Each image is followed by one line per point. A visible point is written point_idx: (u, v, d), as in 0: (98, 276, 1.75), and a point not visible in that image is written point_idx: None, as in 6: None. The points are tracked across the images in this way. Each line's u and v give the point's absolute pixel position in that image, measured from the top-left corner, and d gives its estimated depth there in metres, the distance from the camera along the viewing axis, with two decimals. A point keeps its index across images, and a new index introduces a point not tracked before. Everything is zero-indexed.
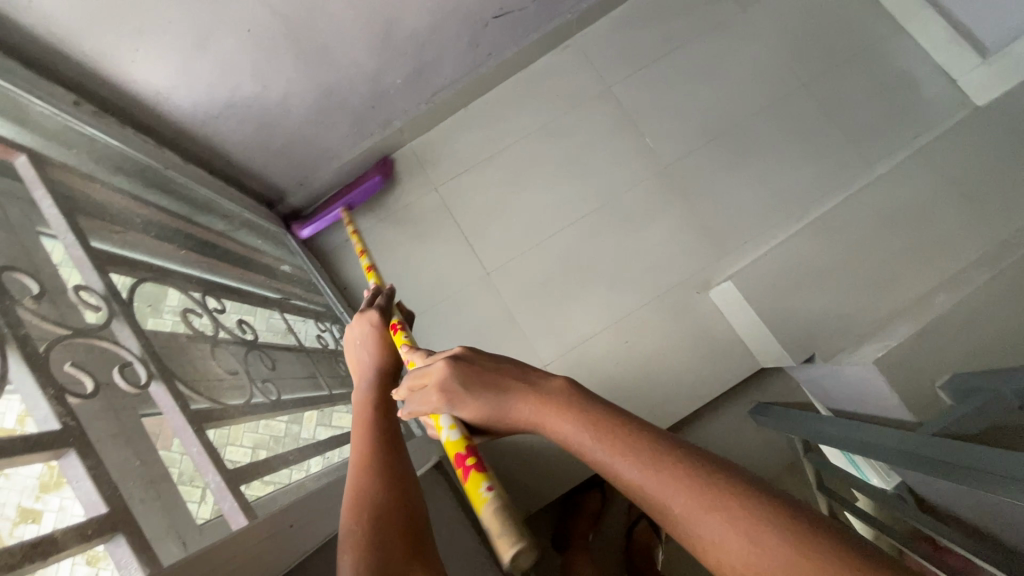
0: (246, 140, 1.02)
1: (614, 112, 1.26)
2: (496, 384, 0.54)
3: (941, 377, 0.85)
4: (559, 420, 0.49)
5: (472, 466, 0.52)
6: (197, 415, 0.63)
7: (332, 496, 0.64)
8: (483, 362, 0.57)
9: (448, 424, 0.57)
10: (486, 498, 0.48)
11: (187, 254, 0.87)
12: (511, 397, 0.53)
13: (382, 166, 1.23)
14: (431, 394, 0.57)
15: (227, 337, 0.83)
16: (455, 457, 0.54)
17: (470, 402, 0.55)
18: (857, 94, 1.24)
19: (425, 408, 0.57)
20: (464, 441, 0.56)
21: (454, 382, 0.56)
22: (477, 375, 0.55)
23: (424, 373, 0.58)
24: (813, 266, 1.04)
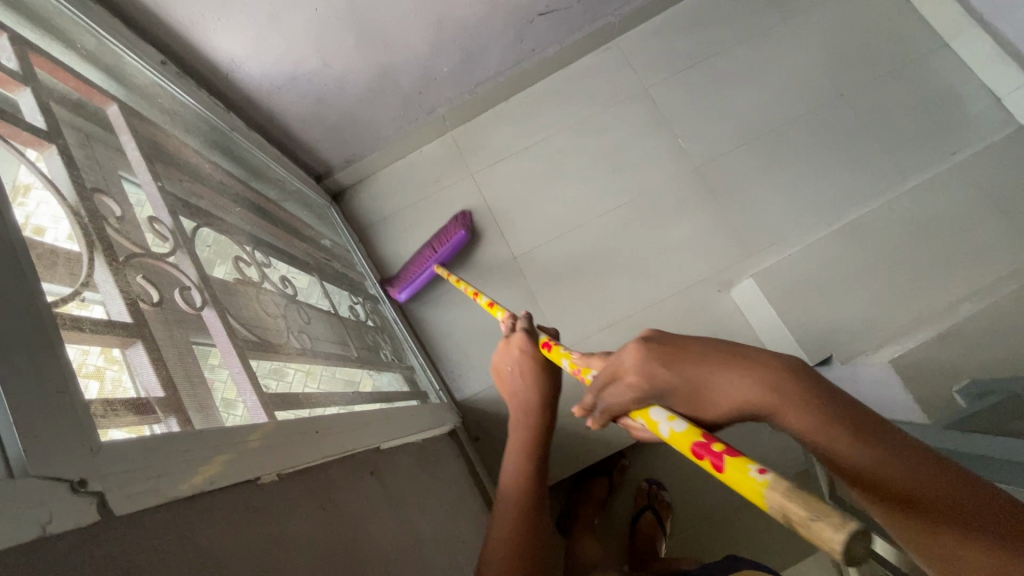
0: (303, 114, 1.10)
1: (650, 112, 1.30)
2: (716, 366, 0.52)
3: (958, 382, 0.85)
4: (790, 408, 0.47)
5: (724, 450, 0.43)
6: (241, 341, 0.70)
7: (358, 422, 0.66)
8: (680, 342, 0.55)
9: (665, 417, 0.51)
10: (764, 481, 0.37)
11: (242, 212, 0.95)
12: (737, 379, 0.50)
13: (464, 220, 1.25)
14: (630, 380, 0.56)
15: (271, 289, 0.91)
16: (694, 447, 0.46)
17: (675, 384, 0.53)
18: (896, 107, 1.24)
19: (625, 399, 0.56)
20: (696, 429, 0.48)
21: (653, 363, 0.55)
22: (678, 356, 0.54)
23: (620, 363, 0.58)
24: (838, 268, 1.05)
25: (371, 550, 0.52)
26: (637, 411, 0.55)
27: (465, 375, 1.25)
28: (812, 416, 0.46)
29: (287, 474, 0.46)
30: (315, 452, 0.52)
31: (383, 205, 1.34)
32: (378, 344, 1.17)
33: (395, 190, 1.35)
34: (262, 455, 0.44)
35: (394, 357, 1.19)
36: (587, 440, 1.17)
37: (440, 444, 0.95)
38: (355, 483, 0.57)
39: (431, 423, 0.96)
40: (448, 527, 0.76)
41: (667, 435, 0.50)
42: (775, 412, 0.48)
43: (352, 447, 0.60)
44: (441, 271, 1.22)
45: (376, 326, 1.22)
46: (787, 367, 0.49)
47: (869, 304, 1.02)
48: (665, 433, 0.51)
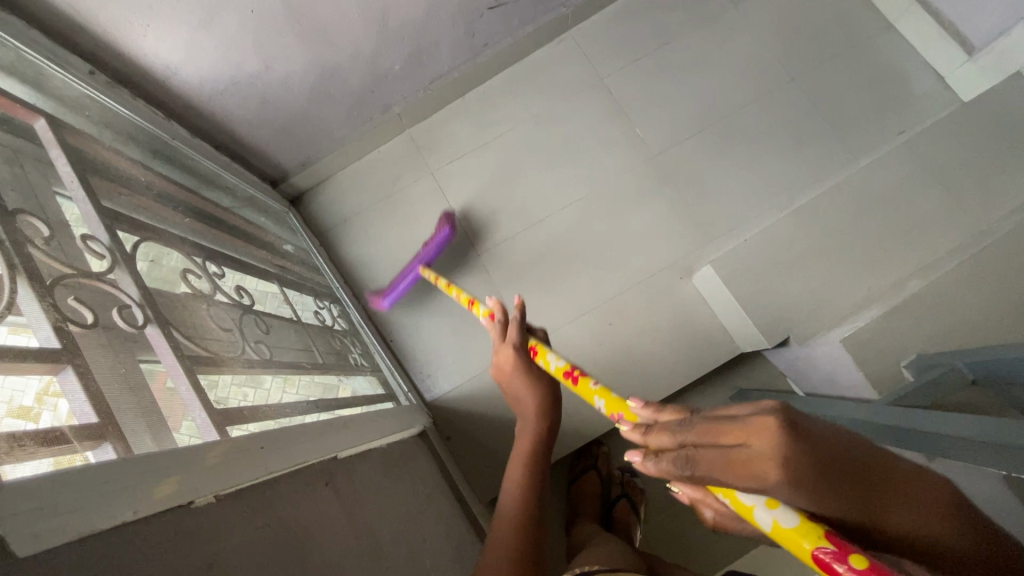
0: (251, 117, 1.08)
1: (607, 103, 1.30)
2: (878, 490, 0.35)
3: (905, 356, 0.88)
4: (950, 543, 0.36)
5: (870, 572, 0.34)
6: (189, 357, 0.68)
7: (308, 433, 0.65)
8: (828, 432, 0.36)
9: (764, 503, 0.39)
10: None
11: (190, 222, 0.92)
12: (897, 511, 0.35)
13: (448, 219, 1.22)
14: (749, 466, 0.37)
15: (224, 300, 0.89)
16: (817, 556, 0.36)
17: (828, 504, 0.36)
18: (845, 89, 1.26)
19: (730, 478, 0.39)
20: (816, 529, 0.37)
21: (801, 459, 0.35)
22: (831, 455, 0.35)
23: (737, 431, 0.38)
24: (792, 251, 1.07)
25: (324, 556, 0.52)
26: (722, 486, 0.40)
27: (434, 375, 1.24)
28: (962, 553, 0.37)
29: (226, 494, 0.46)
30: (258, 468, 0.51)
31: (342, 207, 1.32)
32: (346, 349, 1.15)
33: (353, 191, 1.32)
34: (194, 478, 0.43)
35: (362, 359, 1.17)
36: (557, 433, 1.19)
37: (407, 448, 0.95)
38: (307, 493, 0.57)
39: (397, 426, 0.95)
40: (414, 529, 0.76)
41: (767, 526, 0.39)
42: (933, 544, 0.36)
43: (302, 460, 0.59)
44: (425, 270, 1.16)
45: (344, 329, 1.20)
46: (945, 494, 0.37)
47: (822, 284, 1.05)
48: (765, 523, 0.39)
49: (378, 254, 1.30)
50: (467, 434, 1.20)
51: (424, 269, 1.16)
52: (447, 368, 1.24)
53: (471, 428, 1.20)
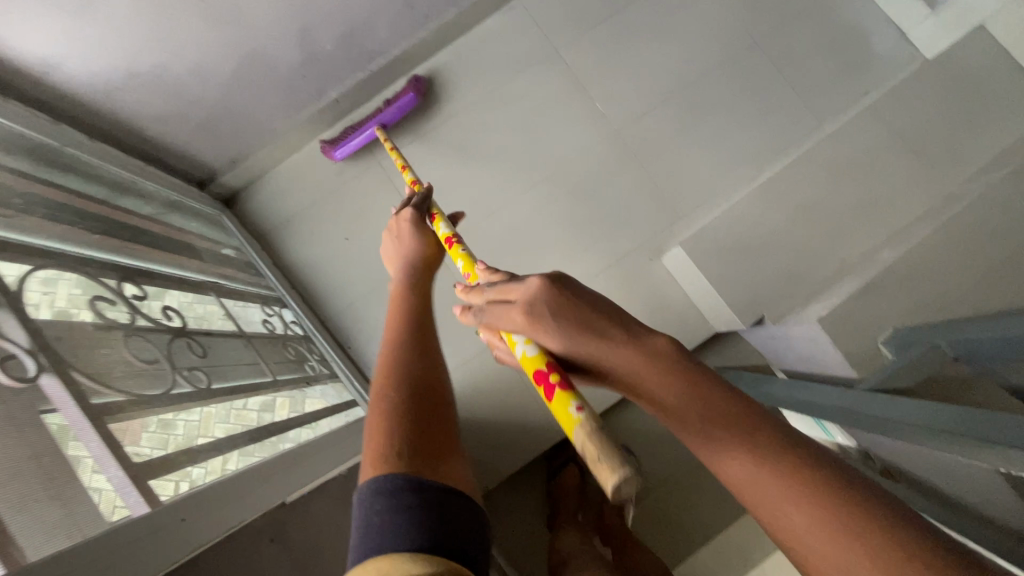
0: (161, 114, 0.95)
1: (564, 77, 1.21)
2: (590, 322, 0.49)
3: (882, 332, 0.86)
4: (645, 366, 0.46)
5: (557, 383, 0.47)
6: (98, 407, 0.58)
7: (251, 479, 0.57)
8: (574, 292, 0.51)
9: (520, 338, 0.52)
10: (578, 418, 0.43)
11: (101, 239, 0.80)
12: (600, 339, 0.49)
13: (415, 83, 1.17)
14: (509, 314, 0.52)
15: (147, 326, 0.78)
16: (536, 376, 0.50)
17: (549, 336, 0.50)
18: (809, 50, 1.21)
19: (502, 322, 0.53)
20: (541, 356, 0.51)
21: (542, 304, 0.50)
22: (561, 304, 0.50)
23: (512, 289, 0.52)
24: (763, 226, 1.02)
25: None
26: (501, 331, 0.54)
27: None
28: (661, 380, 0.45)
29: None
30: (184, 544, 0.45)
31: (282, 205, 1.20)
32: (300, 358, 1.07)
33: (294, 186, 1.20)
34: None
35: (319, 367, 1.10)
36: (531, 431, 1.13)
37: None
38: (249, 556, 0.52)
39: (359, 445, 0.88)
40: None
41: (520, 357, 0.52)
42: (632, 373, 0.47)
43: (242, 516, 0.52)
44: (379, 131, 1.12)
45: (298, 336, 1.12)
46: (650, 340, 0.48)
47: (795, 259, 1.01)
48: (518, 355, 0.52)
49: (326, 255, 1.19)
50: None
51: (378, 129, 1.12)
52: None
53: None
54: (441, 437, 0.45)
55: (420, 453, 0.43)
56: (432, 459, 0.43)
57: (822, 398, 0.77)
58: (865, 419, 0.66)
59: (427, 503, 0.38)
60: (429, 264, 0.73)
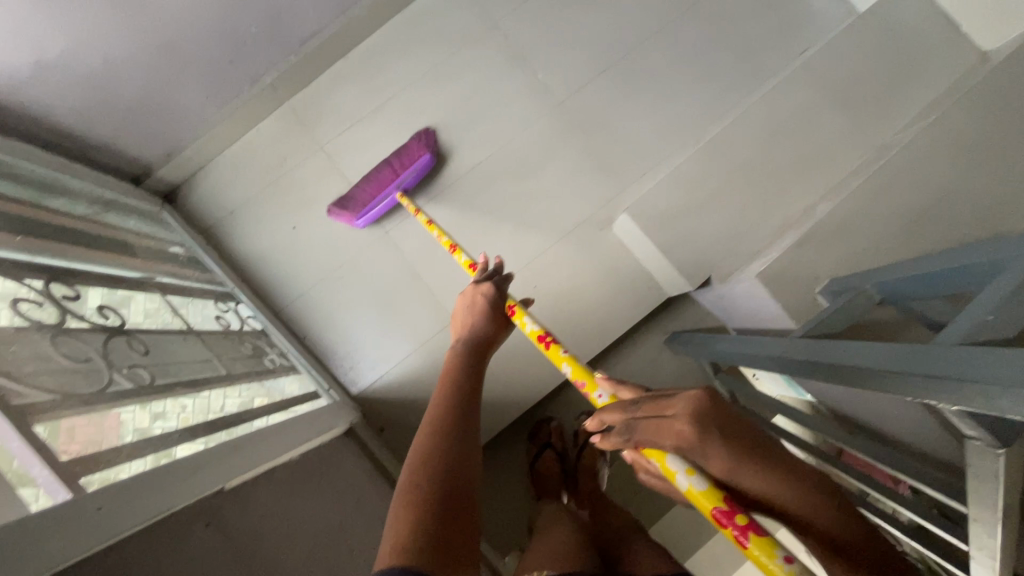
0: (81, 107, 0.91)
1: (504, 51, 1.20)
2: (761, 456, 0.46)
3: (818, 283, 0.88)
4: (816, 509, 0.45)
5: (747, 525, 0.45)
6: (18, 407, 0.57)
7: (181, 468, 0.57)
8: (740, 419, 0.48)
9: (684, 469, 0.49)
10: (790, 573, 0.43)
11: (25, 241, 0.77)
12: (774, 479, 0.46)
13: (427, 140, 1.14)
14: (671, 430, 0.49)
15: (80, 326, 0.76)
16: (715, 513, 0.47)
17: (716, 464, 0.47)
18: (746, 10, 1.21)
19: (658, 439, 0.50)
20: (714, 491, 0.48)
21: (714, 423, 0.47)
22: (732, 429, 0.47)
23: (669, 402, 0.50)
24: (705, 188, 1.04)
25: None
26: (652, 450, 0.51)
27: (357, 366, 1.15)
28: (829, 524, 0.45)
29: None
30: (107, 528, 0.45)
31: (225, 197, 1.17)
32: (255, 352, 1.05)
33: (236, 178, 1.17)
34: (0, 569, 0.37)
35: (279, 360, 1.09)
36: (493, 408, 1.14)
37: (326, 452, 0.88)
38: (184, 537, 0.52)
39: (313, 432, 0.88)
40: (335, 541, 0.71)
41: (683, 487, 0.49)
42: (802, 516, 0.46)
43: (169, 503, 0.52)
44: (402, 199, 1.10)
45: (253, 331, 1.10)
46: (821, 481, 0.46)
47: (738, 219, 1.03)
48: (682, 485, 0.49)
49: (275, 246, 1.17)
50: (401, 423, 1.13)
51: (401, 197, 1.11)
52: (369, 358, 1.15)
53: (405, 416, 1.14)
54: (459, 538, 0.49)
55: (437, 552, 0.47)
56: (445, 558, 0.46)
57: (768, 348, 0.77)
58: (793, 360, 0.69)
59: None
60: (487, 347, 0.78)
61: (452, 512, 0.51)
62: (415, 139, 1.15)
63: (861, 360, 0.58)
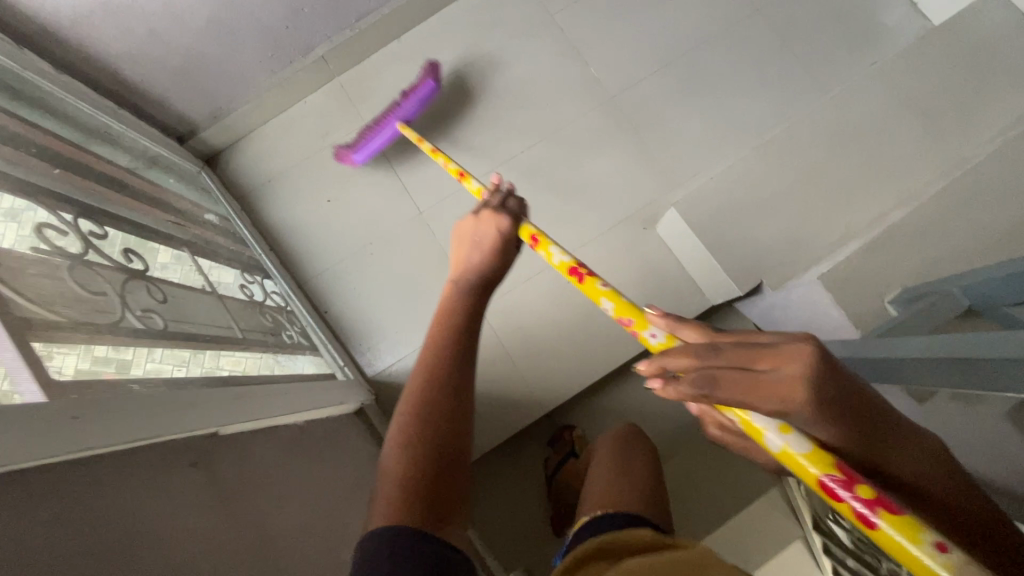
0: (135, 52, 0.92)
1: (558, 43, 1.17)
2: (875, 422, 0.38)
3: (889, 292, 0.79)
4: (926, 477, 0.39)
5: (875, 498, 0.35)
6: (20, 315, 0.54)
7: (174, 404, 0.52)
8: (852, 380, 0.38)
9: (778, 429, 0.39)
10: (946, 563, 0.31)
11: (64, 175, 0.77)
12: (882, 443, 0.38)
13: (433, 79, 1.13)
14: (774, 389, 0.37)
15: (102, 264, 0.74)
16: (826, 482, 0.37)
17: (828, 433, 0.38)
18: (815, 18, 1.15)
19: (748, 397, 0.38)
20: (826, 457, 0.37)
21: (832, 387, 0.37)
22: (848, 393, 0.37)
23: (766, 352, 0.38)
24: (762, 189, 0.97)
25: (169, 565, 0.41)
26: (734, 407, 0.40)
27: (375, 347, 1.10)
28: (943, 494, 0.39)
29: (10, 479, 0.35)
30: (74, 443, 0.39)
31: (264, 165, 1.17)
32: (276, 326, 1.00)
33: (278, 147, 1.17)
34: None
35: (299, 338, 1.04)
36: (513, 405, 1.06)
37: (333, 425, 0.82)
38: (160, 474, 0.46)
39: (324, 405, 0.82)
40: (332, 518, 0.65)
41: (777, 451, 0.39)
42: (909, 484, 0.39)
43: (151, 435, 0.46)
44: (404, 129, 1.08)
45: (277, 306, 1.06)
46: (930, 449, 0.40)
47: (796, 223, 0.95)
48: (775, 449, 0.39)
49: (307, 218, 1.15)
50: None
51: (403, 127, 1.08)
52: (390, 341, 1.10)
53: None
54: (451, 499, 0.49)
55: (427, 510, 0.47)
56: (434, 515, 0.47)
57: (832, 353, 0.68)
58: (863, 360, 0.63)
59: (418, 554, 0.42)
60: (493, 283, 0.67)
61: (442, 474, 0.50)
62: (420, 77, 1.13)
63: (932, 359, 0.54)
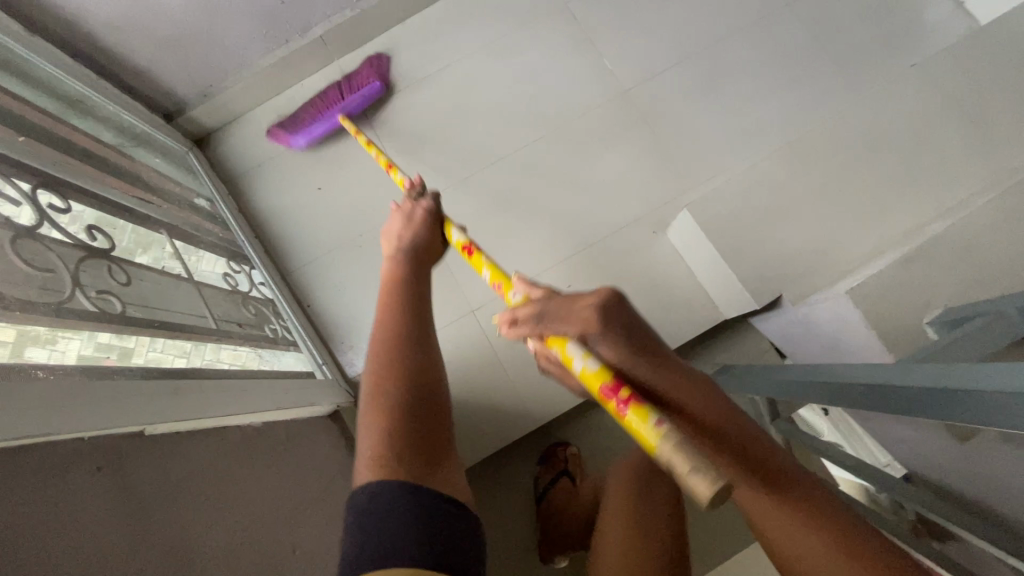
0: (118, 19, 0.87)
1: (570, 32, 1.10)
2: (651, 350, 0.47)
3: (927, 312, 0.70)
4: (701, 404, 0.45)
5: (630, 398, 0.39)
6: None
7: (88, 396, 0.45)
8: (635, 319, 0.48)
9: (580, 352, 0.46)
10: (659, 433, 0.35)
11: (31, 144, 0.71)
12: (654, 368, 0.46)
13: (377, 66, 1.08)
14: (575, 314, 0.47)
15: (62, 241, 0.67)
16: (603, 391, 0.42)
17: (608, 350, 0.47)
18: (851, 15, 1.06)
19: (561, 322, 0.48)
20: (606, 371, 0.44)
21: (615, 315, 0.47)
22: (627, 321, 0.48)
23: (579, 296, 0.49)
24: (784, 194, 0.88)
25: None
26: (554, 339, 0.48)
27: (359, 346, 1.03)
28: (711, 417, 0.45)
29: None
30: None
31: (255, 149, 1.11)
32: (259, 318, 0.94)
33: (270, 130, 1.11)
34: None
35: (282, 332, 0.97)
36: (502, 417, 0.98)
37: (298, 428, 0.75)
38: (51, 479, 0.39)
39: (293, 403, 0.76)
40: (275, 534, 0.58)
41: (579, 373, 0.45)
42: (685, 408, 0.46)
43: (46, 429, 0.40)
44: (344, 120, 1.04)
45: (263, 299, 0.99)
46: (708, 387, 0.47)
47: (821, 233, 0.86)
48: (578, 370, 0.45)
49: (296, 205, 1.09)
50: None
51: (343, 118, 1.04)
52: None
53: None
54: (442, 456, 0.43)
55: (420, 459, 0.42)
56: (428, 463, 0.41)
57: (861, 378, 0.57)
58: (890, 391, 0.52)
59: (427, 514, 0.37)
60: (427, 254, 0.69)
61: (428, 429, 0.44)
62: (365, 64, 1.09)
63: (963, 394, 0.44)
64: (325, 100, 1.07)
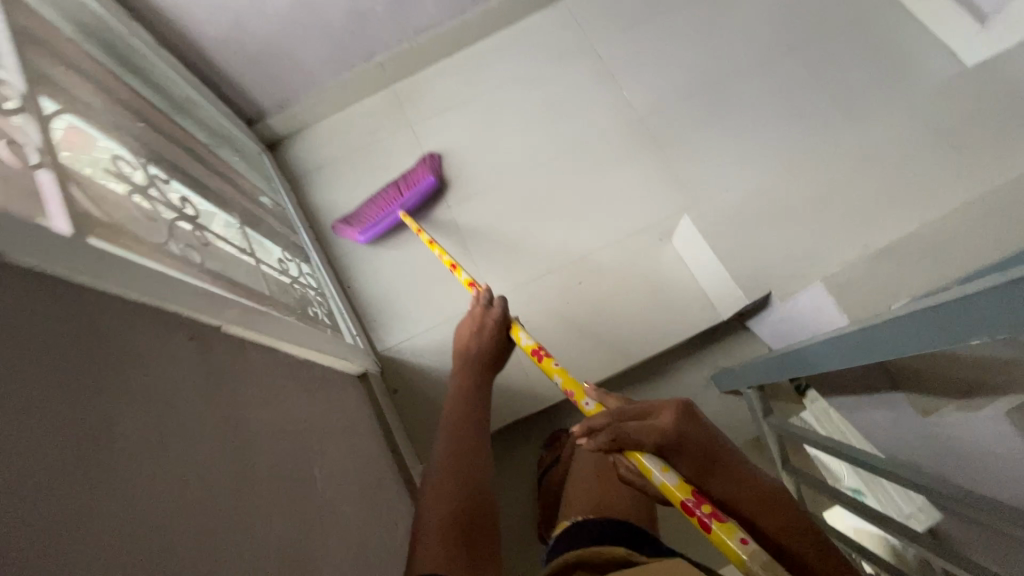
0: (223, 38, 1.09)
1: (594, 67, 1.26)
2: (719, 464, 0.60)
3: None
4: (772, 515, 0.57)
5: (711, 512, 0.56)
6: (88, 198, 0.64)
7: (187, 287, 0.58)
8: (704, 434, 0.62)
9: (660, 467, 0.62)
10: (745, 550, 0.52)
11: (146, 127, 0.89)
12: (726, 477, 0.60)
13: (430, 163, 1.20)
14: (656, 430, 0.62)
15: (160, 199, 0.82)
16: (685, 502, 0.58)
17: (683, 465, 0.62)
18: (851, 58, 1.18)
19: (643, 438, 0.63)
20: (685, 486, 0.60)
21: (686, 431, 0.61)
22: (697, 438, 0.61)
23: (656, 410, 0.64)
24: (773, 204, 0.98)
25: (144, 398, 0.46)
26: (635, 451, 0.64)
27: (388, 326, 1.15)
28: (783, 522, 0.56)
29: (37, 277, 0.41)
30: (79, 270, 0.45)
31: (317, 154, 1.30)
32: (304, 300, 1.02)
33: (331, 139, 1.30)
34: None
35: (323, 316, 1.04)
36: (511, 396, 1.07)
37: (331, 375, 0.87)
38: (157, 332, 0.51)
39: (329, 355, 0.87)
40: (310, 442, 0.68)
41: (660, 483, 0.62)
42: (757, 519, 0.58)
43: (161, 300, 0.52)
44: (406, 218, 1.14)
45: (312, 288, 1.10)
46: (777, 492, 0.58)
47: (810, 239, 0.95)
48: (659, 482, 0.62)
49: (346, 202, 1.26)
50: (415, 389, 1.10)
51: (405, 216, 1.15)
52: (403, 321, 1.15)
53: (421, 383, 1.10)
54: (485, 542, 0.58)
55: (466, 554, 0.55)
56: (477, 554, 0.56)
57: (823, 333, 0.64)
58: (844, 344, 0.60)
59: None
60: (492, 364, 0.89)
61: (474, 524, 0.60)
62: (418, 162, 1.21)
63: (883, 326, 0.52)
64: (388, 197, 1.18)
